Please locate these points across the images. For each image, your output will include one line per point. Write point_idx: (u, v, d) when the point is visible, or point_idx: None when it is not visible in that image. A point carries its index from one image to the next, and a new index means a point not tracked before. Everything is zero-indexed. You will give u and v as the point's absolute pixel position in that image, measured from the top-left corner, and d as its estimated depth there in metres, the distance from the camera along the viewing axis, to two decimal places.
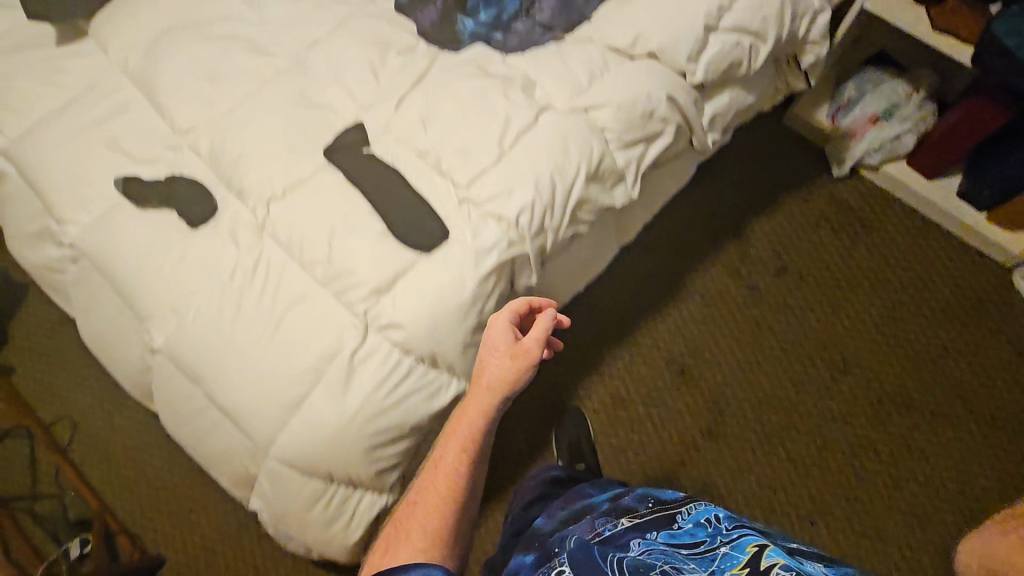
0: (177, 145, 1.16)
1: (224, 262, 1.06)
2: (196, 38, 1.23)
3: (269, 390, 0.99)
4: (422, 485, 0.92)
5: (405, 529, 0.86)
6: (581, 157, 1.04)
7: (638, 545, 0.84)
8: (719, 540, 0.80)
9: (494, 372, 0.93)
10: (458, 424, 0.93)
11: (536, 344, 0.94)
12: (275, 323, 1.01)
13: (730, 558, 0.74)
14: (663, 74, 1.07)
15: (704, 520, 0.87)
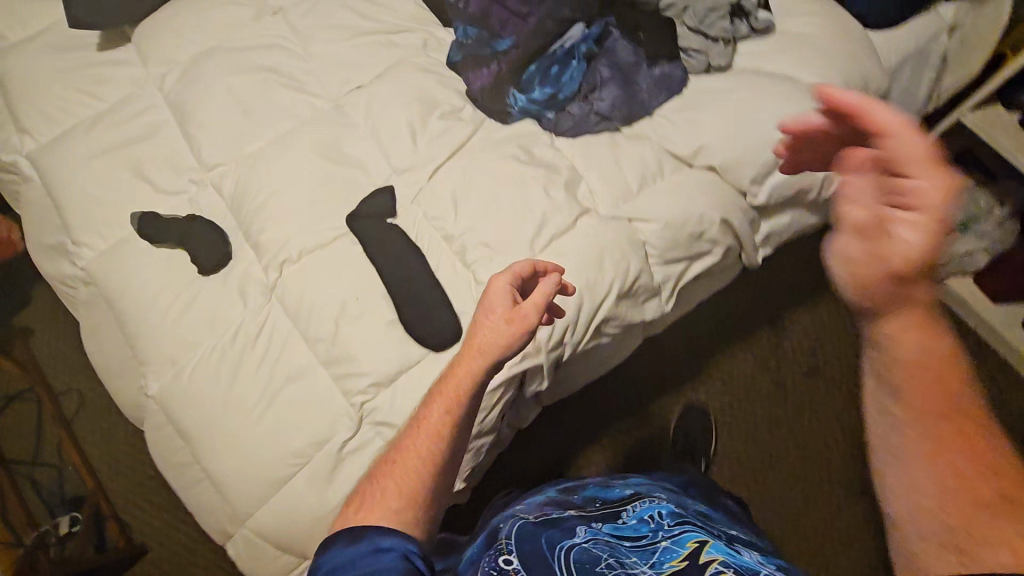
0: (202, 181, 1.12)
1: (230, 320, 1.02)
2: (236, 66, 1.17)
3: (254, 464, 0.96)
4: (402, 446, 0.77)
5: (377, 490, 0.74)
6: (616, 274, 0.96)
7: (585, 531, 0.86)
8: (661, 535, 0.82)
9: (486, 337, 0.76)
10: (441, 390, 0.78)
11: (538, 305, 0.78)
12: (271, 396, 0.98)
13: (670, 555, 0.76)
14: (721, 195, 0.98)
15: (643, 510, 0.90)
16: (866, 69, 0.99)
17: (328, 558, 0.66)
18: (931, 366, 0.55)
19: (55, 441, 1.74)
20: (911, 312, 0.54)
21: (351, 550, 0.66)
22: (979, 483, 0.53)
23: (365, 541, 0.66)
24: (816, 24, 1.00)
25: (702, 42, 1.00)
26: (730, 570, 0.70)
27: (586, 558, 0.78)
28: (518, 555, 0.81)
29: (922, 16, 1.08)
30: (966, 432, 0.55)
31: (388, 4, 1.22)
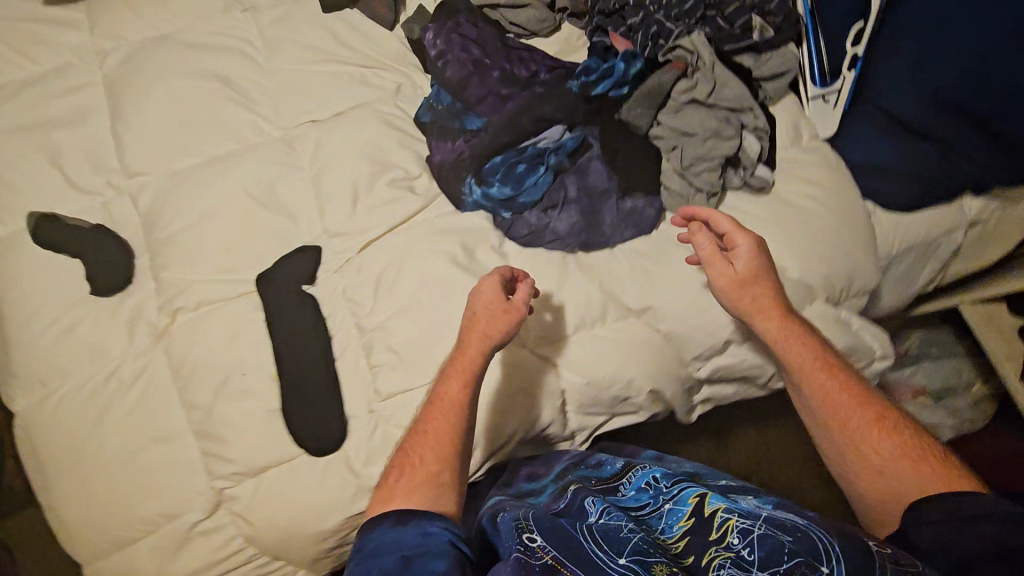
0: (121, 188, 1.02)
1: (111, 355, 0.94)
2: (184, 65, 1.04)
3: (101, 519, 0.91)
4: (424, 424, 0.73)
5: (414, 461, 0.70)
6: (520, 424, 0.86)
7: (596, 504, 0.74)
8: (662, 499, 0.77)
9: (483, 322, 0.78)
10: (449, 372, 0.76)
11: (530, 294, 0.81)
12: (132, 452, 0.91)
13: (677, 515, 0.73)
14: (660, 363, 0.87)
15: (642, 475, 0.82)
16: (855, 264, 0.87)
17: (373, 541, 0.62)
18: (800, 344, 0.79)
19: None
20: (765, 313, 0.80)
21: (395, 530, 0.62)
22: (863, 415, 0.73)
23: (413, 524, 0.63)
24: (814, 198, 0.88)
25: (685, 188, 0.87)
26: (737, 516, 0.69)
27: (612, 530, 0.69)
28: (540, 535, 0.67)
29: (943, 207, 0.95)
30: (849, 387, 0.75)
31: (369, 33, 1.08)
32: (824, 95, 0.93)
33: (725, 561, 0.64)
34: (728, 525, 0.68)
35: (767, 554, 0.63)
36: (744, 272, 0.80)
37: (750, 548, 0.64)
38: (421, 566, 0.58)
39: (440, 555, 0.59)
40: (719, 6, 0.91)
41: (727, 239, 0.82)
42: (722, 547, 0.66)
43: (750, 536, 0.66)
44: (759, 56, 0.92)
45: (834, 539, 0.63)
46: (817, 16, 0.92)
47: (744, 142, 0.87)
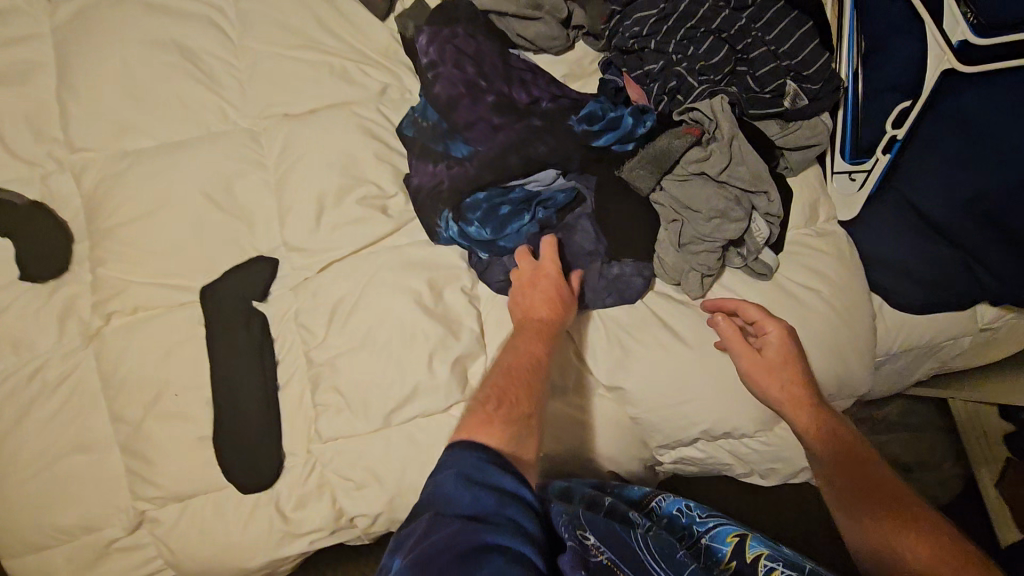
0: (64, 162, 0.92)
1: (37, 351, 0.87)
2: (147, 31, 0.93)
3: (13, 523, 0.86)
4: (501, 372, 0.68)
5: (510, 396, 0.64)
6: None
7: (641, 521, 0.69)
8: (695, 531, 0.70)
9: (554, 298, 0.75)
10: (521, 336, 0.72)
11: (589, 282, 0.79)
12: (52, 458, 0.85)
13: (718, 555, 0.65)
14: (620, 444, 0.81)
15: (671, 501, 0.75)
16: (846, 370, 0.80)
17: (461, 465, 0.53)
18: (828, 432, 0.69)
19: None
20: (796, 399, 0.72)
21: (488, 464, 0.53)
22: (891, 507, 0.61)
23: (506, 476, 0.53)
24: (817, 293, 0.80)
25: (680, 264, 0.78)
26: (781, 567, 0.61)
27: (667, 548, 0.62)
28: (595, 535, 0.62)
29: (954, 314, 0.87)
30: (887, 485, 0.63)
31: (358, 23, 0.97)
32: (851, 172, 0.85)
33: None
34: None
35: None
36: (774, 357, 0.74)
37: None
38: (515, 521, 0.50)
39: (532, 521, 0.51)
40: (750, 64, 0.81)
41: (755, 326, 0.76)
42: None
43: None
44: (787, 124, 0.81)
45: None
46: (862, 81, 0.83)
47: (752, 225, 0.78)
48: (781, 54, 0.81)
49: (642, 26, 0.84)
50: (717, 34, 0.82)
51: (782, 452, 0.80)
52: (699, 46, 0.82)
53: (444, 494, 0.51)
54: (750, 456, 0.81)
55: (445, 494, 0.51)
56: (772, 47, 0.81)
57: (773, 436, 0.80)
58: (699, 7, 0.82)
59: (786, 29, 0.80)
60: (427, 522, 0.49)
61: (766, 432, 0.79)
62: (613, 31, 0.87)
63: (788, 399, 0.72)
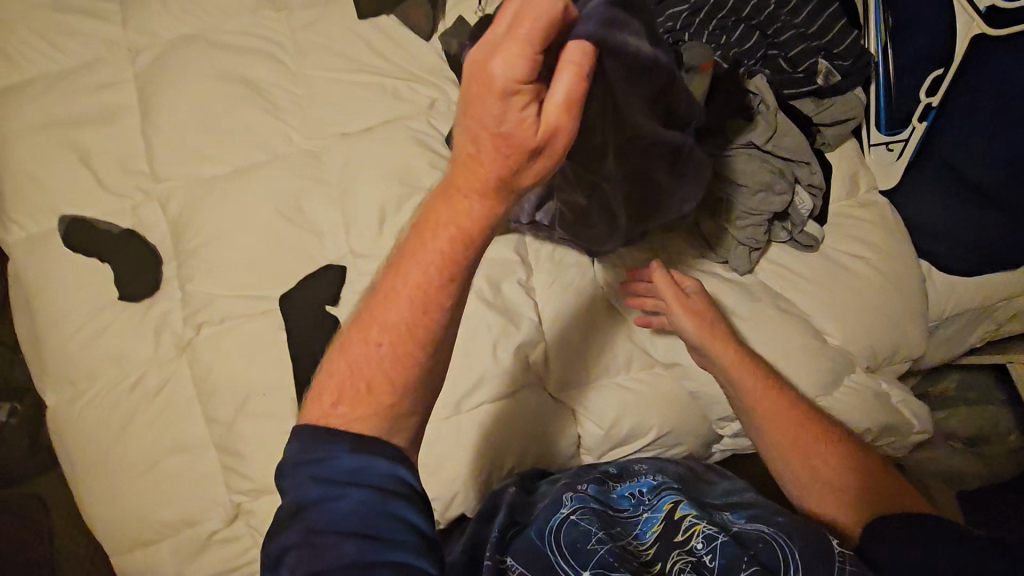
0: (150, 191, 1.01)
1: (137, 363, 0.96)
2: (215, 69, 1.02)
3: (125, 520, 0.94)
4: (378, 299, 0.61)
5: (360, 380, 0.59)
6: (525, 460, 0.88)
7: (572, 501, 0.78)
8: (639, 506, 0.80)
9: (494, 158, 0.54)
10: (421, 236, 0.60)
11: (571, 106, 0.52)
12: (155, 459, 0.94)
13: (651, 520, 0.78)
14: (674, 413, 0.89)
15: (624, 483, 0.83)
16: (903, 333, 0.82)
17: (323, 475, 0.55)
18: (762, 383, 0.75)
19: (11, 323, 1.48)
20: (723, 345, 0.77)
21: (356, 457, 0.56)
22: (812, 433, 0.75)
23: (384, 462, 0.57)
24: (865, 260, 0.82)
25: (726, 239, 0.82)
26: (704, 523, 0.74)
27: (579, 540, 0.73)
28: (516, 562, 0.74)
29: (1005, 273, 0.88)
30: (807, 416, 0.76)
31: (405, 44, 1.04)
32: (889, 143, 0.88)
33: (686, 564, 0.71)
34: (694, 529, 0.74)
35: (726, 561, 0.69)
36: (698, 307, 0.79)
37: (711, 554, 0.70)
38: (399, 514, 0.55)
39: (416, 507, 0.56)
40: (783, 48, 0.83)
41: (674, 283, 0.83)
42: (686, 550, 0.72)
43: (713, 542, 0.71)
44: (821, 101, 0.84)
45: (794, 548, 0.69)
46: (892, 55, 0.85)
47: (797, 198, 0.81)
48: (810, 35, 0.84)
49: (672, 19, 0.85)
50: (748, 22, 0.83)
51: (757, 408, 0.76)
52: (730, 35, 0.82)
53: (321, 505, 0.54)
54: None
55: (315, 501, 0.54)
56: (801, 29, 0.84)
57: (834, 400, 0.79)
58: None
59: (811, 13, 0.84)
60: (302, 539, 0.53)
61: (829, 395, 0.79)
62: None
63: (719, 347, 0.77)
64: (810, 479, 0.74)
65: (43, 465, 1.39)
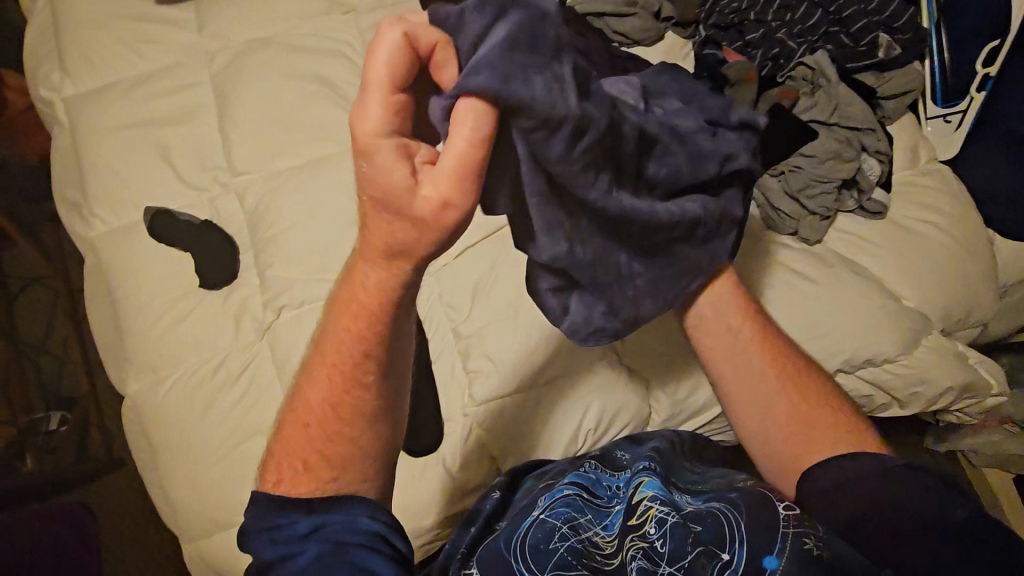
0: (227, 184, 1.06)
1: (218, 347, 0.99)
2: (287, 68, 1.08)
3: (208, 501, 0.96)
4: (308, 373, 0.66)
5: (297, 459, 0.65)
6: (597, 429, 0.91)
7: (543, 500, 0.80)
8: (614, 497, 0.81)
9: (381, 223, 0.52)
10: (338, 316, 0.62)
11: (456, 173, 0.47)
12: (236, 441, 0.96)
13: (618, 513, 0.79)
14: None
15: (604, 471, 0.84)
16: (974, 294, 0.84)
17: (273, 540, 0.61)
18: (745, 328, 0.75)
19: (65, 334, 1.56)
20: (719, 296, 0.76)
21: (313, 518, 0.62)
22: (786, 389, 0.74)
23: (341, 513, 0.62)
24: (934, 224, 0.86)
25: (797, 209, 0.84)
26: (658, 507, 0.75)
27: (541, 542, 0.76)
28: (480, 567, 0.76)
29: None
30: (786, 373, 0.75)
31: None
32: (946, 115, 0.91)
33: (638, 551, 0.73)
34: (648, 514, 0.75)
35: (676, 545, 0.71)
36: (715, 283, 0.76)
37: (662, 539, 0.72)
38: (357, 562, 0.58)
39: (377, 556, 0.59)
40: (844, 23, 0.90)
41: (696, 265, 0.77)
42: (638, 535, 0.74)
43: (665, 525, 0.73)
44: (882, 73, 0.89)
45: (741, 520, 0.71)
46: (943, 29, 0.89)
47: (865, 163, 0.85)
48: (873, 12, 0.90)
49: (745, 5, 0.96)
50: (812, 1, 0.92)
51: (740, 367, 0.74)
52: (795, 13, 0.91)
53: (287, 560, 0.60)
54: (890, 382, 0.82)
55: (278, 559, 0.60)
56: (863, 6, 0.90)
57: (913, 359, 0.81)
58: None
59: None
60: None
61: (909, 355, 0.81)
62: (710, 10, 0.97)
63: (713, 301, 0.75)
64: (764, 429, 0.73)
65: (100, 467, 1.45)
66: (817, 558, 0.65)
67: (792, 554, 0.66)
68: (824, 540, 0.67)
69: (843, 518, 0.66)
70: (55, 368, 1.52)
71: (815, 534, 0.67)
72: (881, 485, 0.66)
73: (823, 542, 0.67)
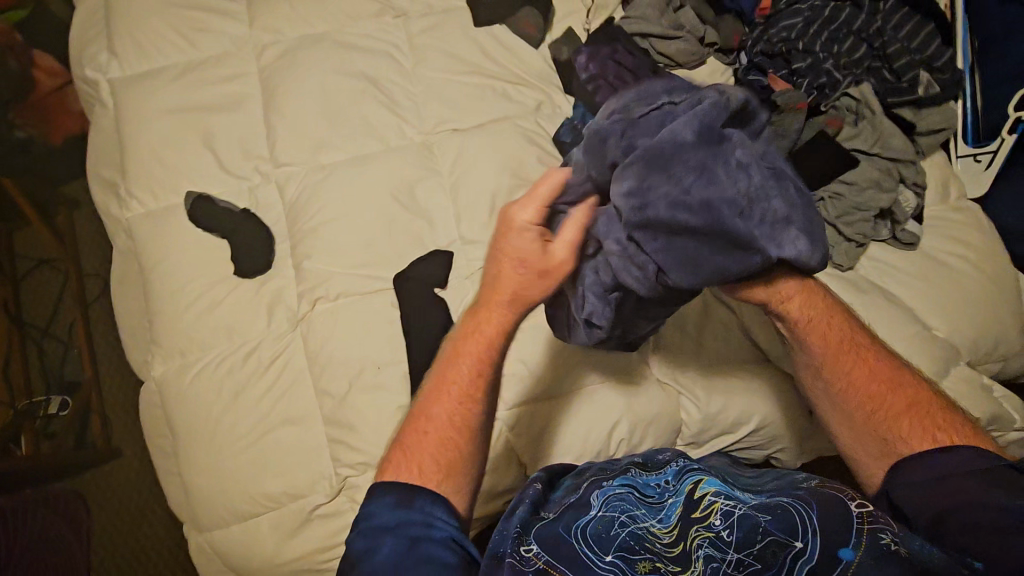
0: (269, 176, 1.07)
1: (249, 335, 0.99)
2: (337, 65, 1.09)
3: (229, 491, 0.95)
4: (428, 394, 0.69)
5: (420, 458, 0.66)
6: (627, 442, 0.92)
7: (598, 496, 0.76)
8: (667, 495, 0.78)
9: (524, 276, 0.67)
10: (461, 341, 0.69)
11: (576, 230, 0.67)
12: (263, 430, 0.95)
13: (676, 505, 0.75)
14: (771, 403, 0.94)
15: (650, 474, 0.82)
16: (1003, 329, 0.87)
17: (364, 537, 0.61)
18: (829, 331, 0.74)
19: (70, 318, 1.52)
20: (800, 304, 0.73)
21: (398, 513, 0.62)
22: (886, 390, 0.73)
23: (418, 509, 0.62)
24: (963, 257, 0.89)
25: (838, 236, 0.88)
26: (721, 500, 0.73)
27: (603, 530, 0.71)
28: (538, 547, 0.69)
29: None
30: (882, 379, 0.74)
31: (516, 50, 1.12)
32: (977, 154, 0.98)
33: (704, 540, 0.68)
34: (713, 507, 0.72)
35: (744, 535, 0.66)
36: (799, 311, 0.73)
37: (729, 529, 0.68)
38: (427, 556, 0.58)
39: (445, 549, 0.60)
40: (887, 59, 0.95)
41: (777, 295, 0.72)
42: (703, 526, 0.70)
43: (731, 518, 0.69)
44: (919, 110, 0.93)
45: (813, 509, 0.67)
46: (975, 75, 0.98)
47: (903, 196, 0.89)
48: (912, 50, 0.95)
49: (789, 33, 0.99)
50: (857, 35, 0.97)
51: (827, 383, 0.76)
52: (843, 45, 0.96)
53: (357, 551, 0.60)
54: None
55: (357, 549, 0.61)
56: (904, 43, 0.95)
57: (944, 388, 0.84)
58: (841, 14, 0.97)
59: (913, 30, 0.96)
60: None
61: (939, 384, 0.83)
62: (757, 39, 1.01)
63: (792, 307, 0.73)
64: (848, 419, 0.74)
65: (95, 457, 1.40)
66: (898, 554, 0.59)
67: (868, 543, 0.61)
68: (901, 537, 0.62)
69: (930, 513, 0.65)
70: (59, 351, 1.49)
71: (891, 530, 0.62)
72: (982, 487, 0.64)
73: (900, 539, 0.61)
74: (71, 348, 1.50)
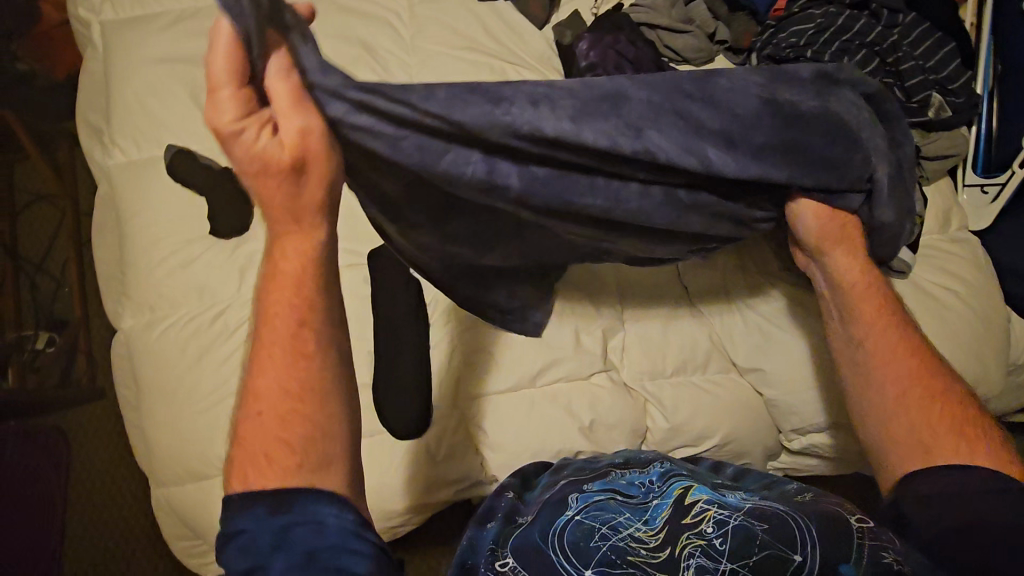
0: None
1: (219, 296, 0.99)
2: (333, 28, 1.06)
3: (185, 448, 0.95)
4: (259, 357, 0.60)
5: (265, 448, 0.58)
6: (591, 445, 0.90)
7: (577, 501, 0.73)
8: (651, 494, 0.74)
9: (279, 187, 0.53)
10: (268, 294, 0.60)
11: (293, 101, 0.51)
12: (225, 392, 0.95)
13: (661, 507, 0.71)
14: (735, 418, 0.94)
15: (634, 472, 0.78)
16: (982, 369, 0.86)
17: (242, 554, 0.54)
18: (876, 307, 0.77)
19: (63, 256, 1.51)
20: (852, 257, 0.78)
21: (273, 524, 0.55)
22: (920, 378, 0.73)
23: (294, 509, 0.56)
24: (952, 292, 0.87)
25: None
26: (715, 507, 0.69)
27: (583, 539, 0.68)
28: (513, 560, 0.67)
29: None
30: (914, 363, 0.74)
31: (517, 29, 1.08)
32: (985, 185, 0.98)
33: (696, 549, 0.65)
34: (706, 514, 0.68)
35: (740, 545, 0.64)
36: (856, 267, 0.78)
37: (723, 537, 0.65)
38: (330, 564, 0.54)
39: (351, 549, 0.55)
40: (899, 76, 0.90)
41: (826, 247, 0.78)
42: (694, 533, 0.67)
43: (725, 526, 0.66)
44: (927, 133, 0.91)
45: (812, 526, 0.65)
46: (995, 107, 0.97)
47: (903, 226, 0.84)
48: (928, 69, 0.91)
49: (801, 38, 0.93)
50: (872, 47, 0.91)
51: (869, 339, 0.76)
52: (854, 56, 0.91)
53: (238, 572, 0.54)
54: None
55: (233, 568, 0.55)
56: (920, 61, 0.91)
57: None
58: (855, 23, 0.92)
59: (931, 48, 0.92)
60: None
61: None
62: (766, 42, 0.96)
63: (844, 253, 0.78)
64: (881, 401, 0.73)
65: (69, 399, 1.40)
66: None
67: (868, 563, 0.60)
68: (903, 555, 0.61)
69: (938, 529, 0.63)
70: (51, 287, 1.49)
71: (892, 548, 0.61)
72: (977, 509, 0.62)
73: (902, 559, 0.60)
74: (59, 288, 1.49)
